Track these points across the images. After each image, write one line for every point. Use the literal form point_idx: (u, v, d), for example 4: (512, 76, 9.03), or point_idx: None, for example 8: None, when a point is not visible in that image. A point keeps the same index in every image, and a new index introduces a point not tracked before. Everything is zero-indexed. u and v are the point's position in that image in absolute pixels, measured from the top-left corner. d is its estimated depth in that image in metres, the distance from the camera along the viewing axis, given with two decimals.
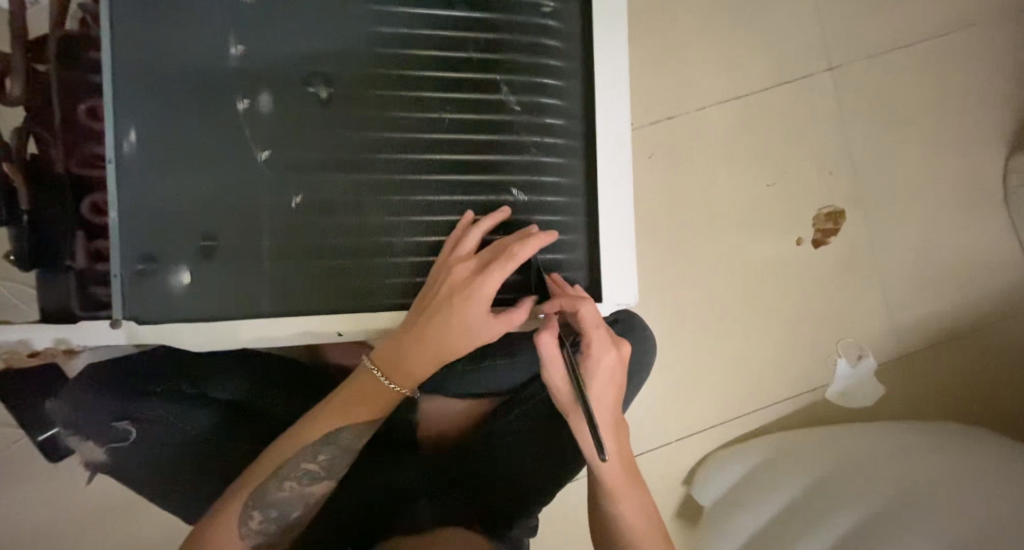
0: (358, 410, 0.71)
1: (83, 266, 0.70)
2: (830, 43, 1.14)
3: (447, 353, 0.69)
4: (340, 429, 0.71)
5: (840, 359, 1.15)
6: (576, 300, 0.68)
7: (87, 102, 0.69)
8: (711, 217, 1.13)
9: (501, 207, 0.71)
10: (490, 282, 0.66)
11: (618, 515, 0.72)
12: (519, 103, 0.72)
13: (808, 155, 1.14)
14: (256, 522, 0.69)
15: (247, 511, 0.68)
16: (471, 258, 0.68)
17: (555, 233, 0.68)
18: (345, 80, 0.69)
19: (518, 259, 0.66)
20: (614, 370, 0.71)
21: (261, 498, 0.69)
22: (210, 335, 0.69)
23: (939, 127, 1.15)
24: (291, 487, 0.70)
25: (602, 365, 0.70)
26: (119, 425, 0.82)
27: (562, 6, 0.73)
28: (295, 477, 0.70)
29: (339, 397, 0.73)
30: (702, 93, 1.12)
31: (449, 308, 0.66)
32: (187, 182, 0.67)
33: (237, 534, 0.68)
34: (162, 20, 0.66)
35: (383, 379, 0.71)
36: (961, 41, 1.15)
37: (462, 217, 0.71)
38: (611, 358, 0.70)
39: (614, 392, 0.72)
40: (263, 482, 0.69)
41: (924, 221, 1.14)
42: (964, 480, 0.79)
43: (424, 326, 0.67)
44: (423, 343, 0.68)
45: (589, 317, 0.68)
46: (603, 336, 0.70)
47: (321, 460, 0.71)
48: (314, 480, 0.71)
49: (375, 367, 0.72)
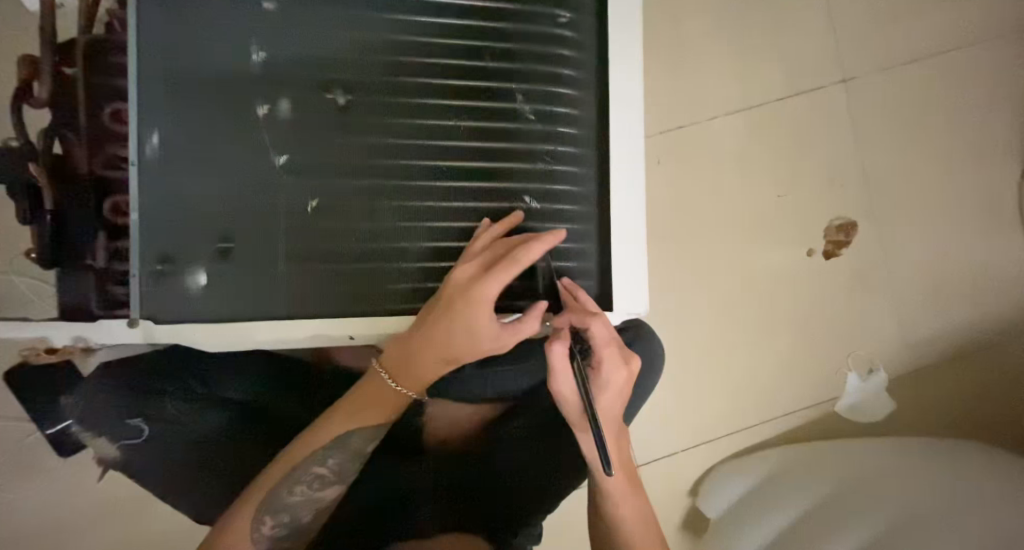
0: (370, 413, 0.73)
1: (103, 266, 0.72)
2: (844, 55, 1.14)
3: (450, 353, 0.69)
4: (349, 433, 0.72)
5: (851, 373, 1.15)
6: (587, 317, 0.68)
7: (112, 105, 0.71)
8: (722, 227, 1.14)
9: (513, 212, 0.72)
10: (496, 284, 0.64)
11: (618, 524, 0.75)
12: (534, 112, 0.73)
13: (820, 167, 1.14)
14: (268, 527, 0.71)
15: (259, 516, 0.70)
16: (477, 261, 0.67)
17: (563, 232, 0.66)
18: (361, 88, 0.70)
19: (524, 264, 0.64)
20: (624, 386, 0.72)
21: (273, 504, 0.70)
22: (224, 338, 0.71)
23: (951, 142, 1.15)
24: (302, 491, 0.71)
25: (611, 382, 0.71)
26: (131, 423, 0.84)
27: (578, 16, 0.74)
28: (305, 482, 0.71)
29: (349, 401, 0.73)
30: (716, 103, 1.13)
31: (466, 313, 0.65)
32: (204, 184, 0.69)
33: (250, 539, 0.70)
34: (185, 26, 0.67)
35: (390, 381, 0.72)
36: (976, 56, 1.15)
37: (480, 224, 0.72)
38: (622, 375, 0.71)
39: (621, 403, 0.73)
40: (275, 487, 0.70)
41: (936, 235, 1.14)
42: (984, 495, 0.79)
43: (427, 328, 0.67)
44: (431, 348, 0.68)
45: (601, 334, 0.68)
46: (616, 353, 0.70)
47: (331, 464, 0.72)
48: (324, 484, 0.73)
49: (383, 370, 0.72)
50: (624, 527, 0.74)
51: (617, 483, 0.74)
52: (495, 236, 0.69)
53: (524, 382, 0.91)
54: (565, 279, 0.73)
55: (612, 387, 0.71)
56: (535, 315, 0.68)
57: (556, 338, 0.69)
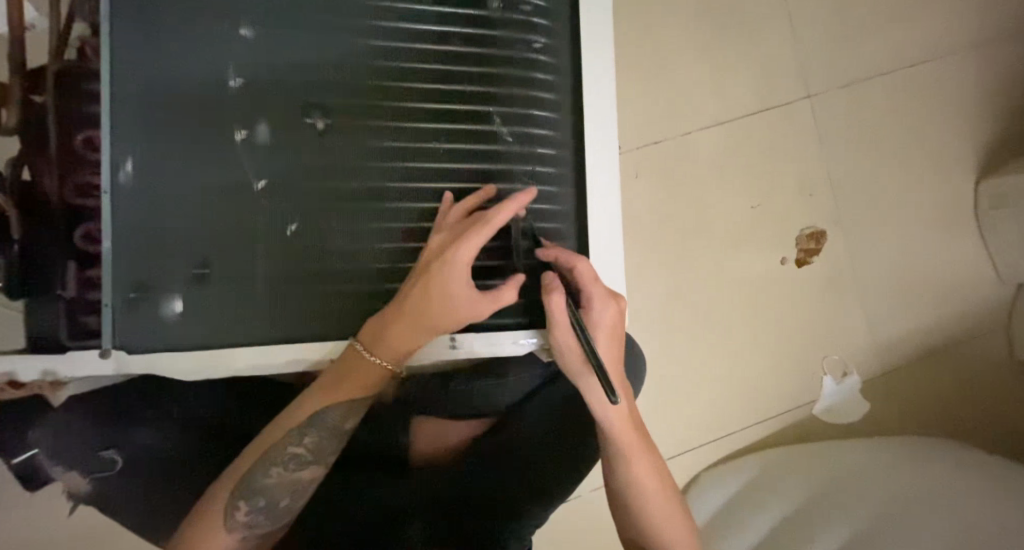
0: (343, 392, 0.73)
1: (73, 296, 0.69)
2: (808, 71, 1.18)
3: (425, 323, 0.68)
4: (325, 411, 0.73)
5: (826, 377, 1.18)
6: (572, 256, 0.69)
7: (83, 133, 0.69)
8: (699, 239, 1.15)
9: (483, 188, 0.73)
10: (471, 247, 0.66)
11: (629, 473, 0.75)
12: (511, 133, 0.73)
13: (790, 178, 1.17)
14: (243, 512, 0.71)
15: (235, 500, 0.71)
16: (445, 232, 0.68)
17: (532, 193, 0.68)
18: (340, 113, 0.70)
19: (494, 226, 0.65)
20: (615, 322, 0.73)
21: (248, 486, 0.71)
22: (200, 364, 0.69)
23: (912, 152, 1.19)
24: (278, 474, 0.72)
25: (603, 320, 0.71)
26: (104, 454, 0.80)
27: (553, 40, 0.76)
28: (282, 463, 0.72)
29: (321, 381, 0.73)
30: (688, 118, 1.15)
31: (441, 278, 0.66)
32: (180, 212, 0.68)
33: (225, 523, 0.71)
34: (160, 55, 0.67)
35: (366, 353, 0.70)
36: (931, 71, 1.20)
37: (442, 200, 0.72)
38: (612, 313, 0.72)
39: (616, 345, 0.74)
40: (250, 470, 0.72)
41: (901, 241, 1.18)
42: (959, 493, 0.82)
43: (404, 299, 0.67)
44: (405, 320, 0.68)
45: (586, 271, 0.69)
46: (604, 290, 0.70)
47: (306, 443, 0.73)
48: (301, 464, 0.74)
49: (358, 342, 0.70)
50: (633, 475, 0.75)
51: (623, 429, 0.73)
52: (462, 210, 0.70)
53: (511, 398, 0.93)
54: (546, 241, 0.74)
55: (603, 324, 0.72)
56: (512, 286, 0.69)
57: (549, 287, 0.67)
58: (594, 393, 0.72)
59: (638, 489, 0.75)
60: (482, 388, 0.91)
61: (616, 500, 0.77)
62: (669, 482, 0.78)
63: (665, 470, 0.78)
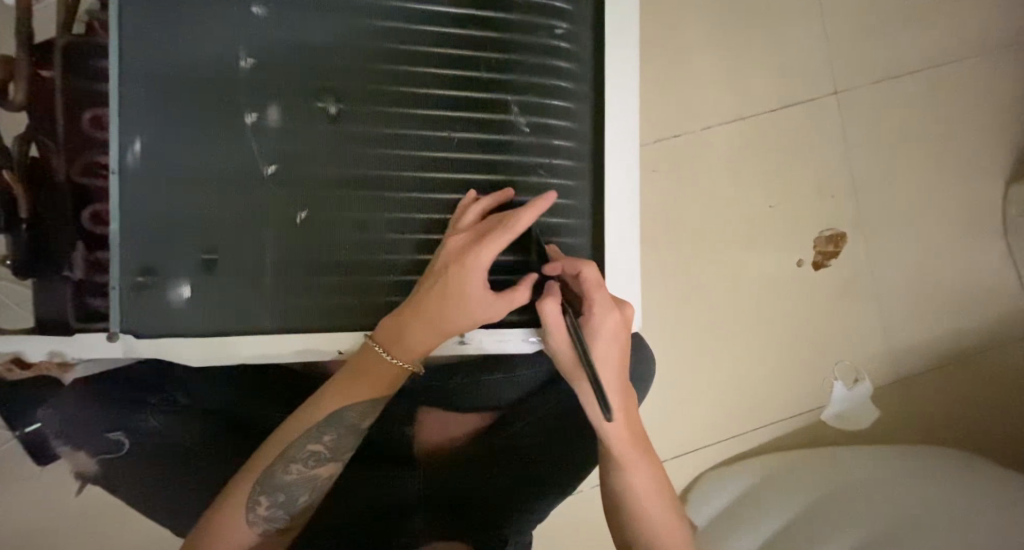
0: (359, 389, 0.70)
1: (80, 277, 0.69)
2: (837, 67, 1.14)
3: (443, 325, 0.67)
4: (344, 408, 0.70)
5: (838, 382, 1.16)
6: (576, 263, 0.68)
7: (91, 110, 0.68)
8: (715, 237, 1.13)
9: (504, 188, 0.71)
10: (489, 251, 0.63)
11: (626, 483, 0.75)
12: (528, 124, 0.71)
13: (812, 177, 1.14)
14: (263, 508, 0.68)
15: (255, 496, 0.68)
16: (468, 231, 0.66)
17: (554, 195, 0.64)
18: (354, 98, 0.68)
19: (516, 231, 0.63)
20: (618, 330, 0.70)
21: (268, 483, 0.68)
22: (207, 351, 0.69)
23: (940, 155, 1.16)
24: (298, 470, 0.69)
25: (605, 327, 0.69)
26: (111, 436, 0.80)
27: (575, 27, 0.73)
28: (300, 460, 0.69)
29: (342, 375, 0.71)
30: (710, 112, 1.11)
31: (460, 280, 0.64)
32: (186, 195, 0.66)
33: (245, 520, 0.67)
34: (169, 34, 0.65)
35: (383, 353, 0.68)
36: (964, 70, 1.16)
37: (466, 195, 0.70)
38: (616, 318, 0.69)
39: (619, 353, 0.71)
40: (269, 467, 0.68)
41: (923, 245, 1.16)
42: (971, 505, 0.81)
43: (422, 302, 0.66)
44: (422, 322, 0.66)
45: (591, 276, 0.67)
46: (608, 297, 0.68)
47: (326, 440, 0.70)
48: (320, 462, 0.70)
49: (375, 342, 0.69)
50: (630, 488, 0.75)
51: (617, 440, 0.74)
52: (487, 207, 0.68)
53: (512, 394, 0.92)
54: (553, 247, 0.72)
55: (604, 331, 0.69)
56: (528, 285, 0.68)
57: (548, 295, 0.67)
58: (590, 401, 0.73)
59: (635, 502, 0.75)
60: (485, 381, 0.91)
61: (610, 508, 0.78)
62: (669, 488, 0.78)
63: (666, 479, 0.78)
